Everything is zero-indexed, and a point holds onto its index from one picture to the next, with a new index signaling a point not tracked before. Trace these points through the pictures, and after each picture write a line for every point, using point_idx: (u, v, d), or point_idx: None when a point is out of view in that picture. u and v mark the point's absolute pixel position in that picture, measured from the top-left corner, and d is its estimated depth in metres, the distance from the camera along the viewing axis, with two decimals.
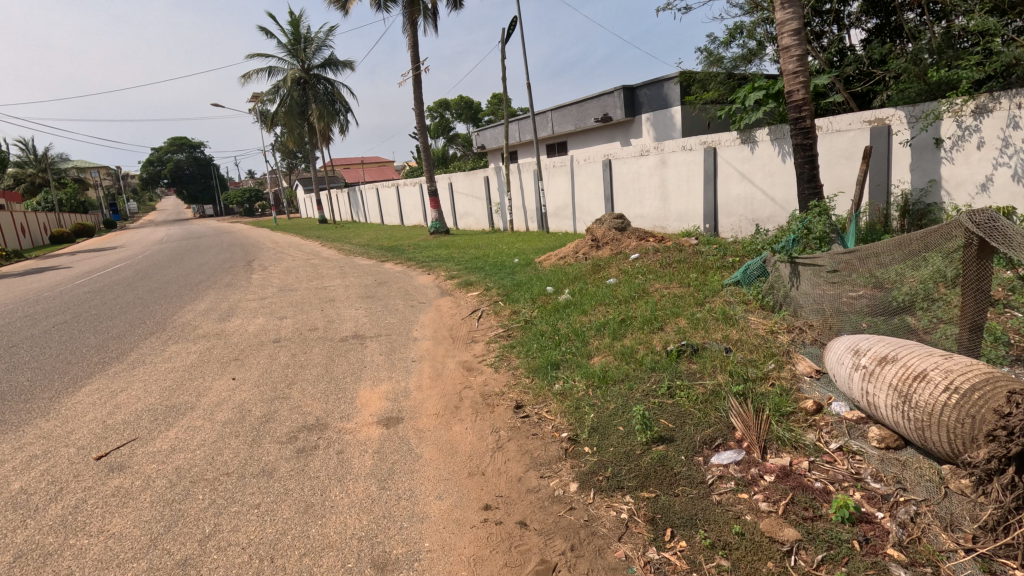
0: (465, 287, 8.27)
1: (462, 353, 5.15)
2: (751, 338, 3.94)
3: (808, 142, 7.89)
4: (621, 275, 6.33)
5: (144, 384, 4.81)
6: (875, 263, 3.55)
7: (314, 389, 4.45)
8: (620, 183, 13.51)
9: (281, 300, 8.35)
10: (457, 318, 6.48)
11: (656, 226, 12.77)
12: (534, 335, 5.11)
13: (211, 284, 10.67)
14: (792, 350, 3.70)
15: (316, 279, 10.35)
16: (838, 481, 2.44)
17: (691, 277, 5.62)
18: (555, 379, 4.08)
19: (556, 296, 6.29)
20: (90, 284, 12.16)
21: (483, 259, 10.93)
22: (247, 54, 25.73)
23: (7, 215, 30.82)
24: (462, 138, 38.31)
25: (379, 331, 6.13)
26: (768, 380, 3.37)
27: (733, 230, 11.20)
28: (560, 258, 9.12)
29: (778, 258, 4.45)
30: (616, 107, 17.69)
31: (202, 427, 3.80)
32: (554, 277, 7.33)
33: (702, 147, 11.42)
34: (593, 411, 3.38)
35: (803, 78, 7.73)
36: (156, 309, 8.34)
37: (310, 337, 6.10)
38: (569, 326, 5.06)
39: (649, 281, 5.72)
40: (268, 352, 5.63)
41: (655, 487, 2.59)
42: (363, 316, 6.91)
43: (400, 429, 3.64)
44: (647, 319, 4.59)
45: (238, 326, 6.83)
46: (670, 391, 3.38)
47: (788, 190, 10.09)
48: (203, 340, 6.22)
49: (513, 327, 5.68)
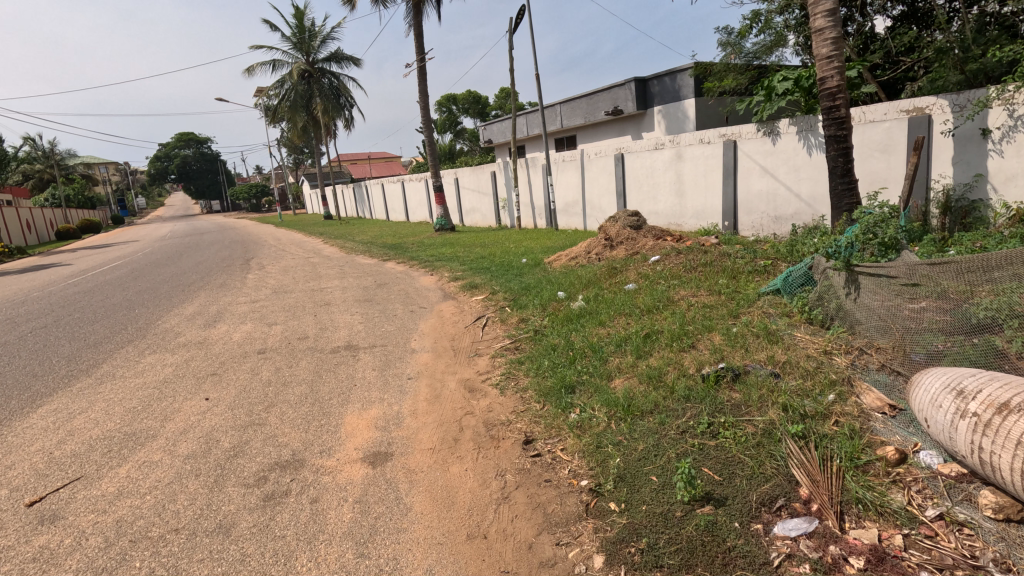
0: (470, 290, 7.69)
1: (464, 369, 4.58)
2: (801, 361, 3.34)
3: (842, 134, 7.26)
4: (640, 280, 5.73)
5: (107, 405, 4.28)
6: (982, 277, 3.07)
7: (295, 414, 3.89)
8: (633, 178, 12.89)
9: (273, 304, 7.82)
10: (460, 327, 5.92)
11: (671, 223, 12.16)
12: (545, 349, 4.55)
13: (204, 284, 10.15)
14: (855, 377, 3.08)
15: (313, 280, 9.82)
16: (947, 569, 1.89)
17: (722, 284, 5.01)
18: (569, 407, 3.52)
19: (569, 303, 5.69)
20: (82, 283, 11.69)
21: (489, 258, 10.36)
22: (252, 47, 25.21)
23: (12, 212, 30.48)
24: (469, 132, 37.66)
25: (374, 342, 5.57)
26: (830, 417, 2.77)
27: (753, 228, 10.56)
28: (571, 259, 8.53)
29: (830, 265, 3.80)
30: (627, 100, 16.99)
31: (160, 463, 3.25)
32: (566, 281, 6.73)
33: (721, 140, 10.75)
34: (618, 453, 2.81)
35: (838, 63, 7.08)
36: (142, 313, 7.83)
37: (298, 348, 5.55)
38: (585, 340, 4.48)
39: (674, 288, 5.12)
40: (250, 365, 5.08)
41: (706, 568, 2.03)
42: (359, 323, 6.36)
43: (388, 468, 3.08)
44: (675, 335, 4.00)
45: (223, 334, 6.29)
46: (712, 430, 2.79)
47: (815, 185, 9.43)
48: (183, 351, 5.69)
49: (521, 339, 5.12)
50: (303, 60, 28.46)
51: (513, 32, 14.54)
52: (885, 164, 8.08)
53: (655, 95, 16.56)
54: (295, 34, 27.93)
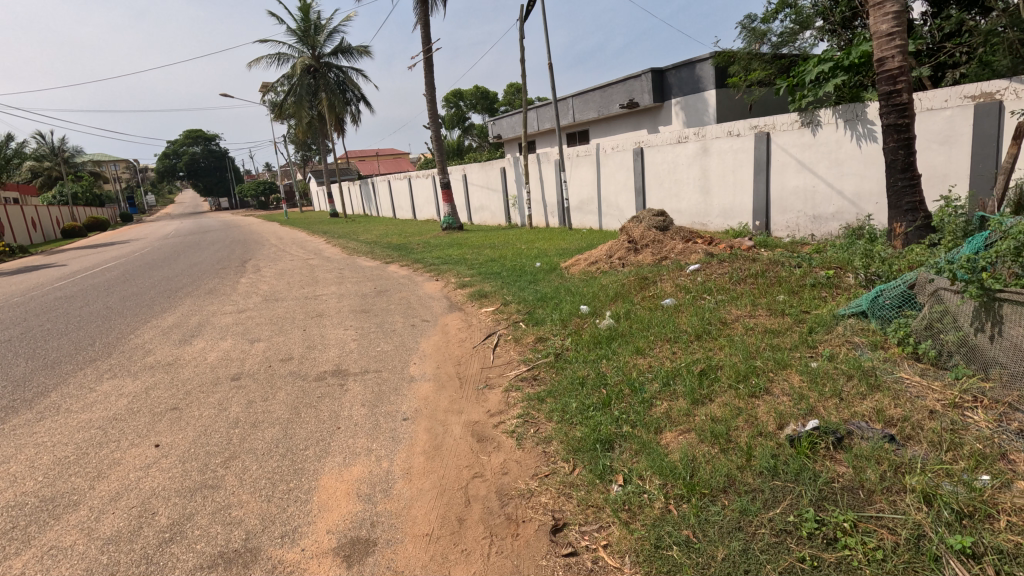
0: (478, 300, 6.86)
1: (471, 408, 3.77)
2: (926, 420, 2.47)
3: (904, 123, 6.34)
4: (679, 292, 4.86)
5: (35, 452, 3.50)
6: None
7: (260, 472, 3.09)
8: (653, 174, 12.00)
9: (261, 314, 7.04)
10: (468, 347, 5.09)
11: (696, 223, 11.29)
12: (571, 384, 3.71)
13: (192, 290, 9.39)
14: (1014, 451, 2.22)
15: (308, 286, 9.05)
16: None
17: (784, 302, 4.15)
18: (609, 474, 2.69)
19: (596, 321, 4.84)
20: (68, 287, 11.00)
21: (499, 262, 9.52)
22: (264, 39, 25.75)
23: (16, 210, 29.81)
24: (477, 128, 36.79)
25: (367, 366, 4.75)
26: (1001, 517, 1.91)
27: (788, 228, 9.65)
28: (590, 264, 7.67)
29: (949, 284, 2.94)
30: (643, 92, 16.09)
31: (70, 550, 2.47)
32: (588, 291, 5.88)
33: (753, 133, 9.84)
34: (692, 566, 2.00)
35: (900, 41, 6.16)
36: (117, 324, 7.07)
37: (277, 373, 4.76)
38: (620, 372, 3.64)
39: (723, 306, 4.27)
40: (219, 396, 4.29)
41: None
42: (352, 341, 5.55)
43: (368, 568, 2.28)
44: (740, 373, 3.15)
45: (197, 353, 5.51)
46: (826, 535, 1.97)
47: (860, 181, 8.52)
48: (147, 375, 4.91)
49: (540, 365, 4.29)
50: (309, 54, 27.65)
51: (524, 20, 13.69)
52: (944, 157, 7.16)
53: (672, 86, 15.62)
54: (300, 27, 27.10)
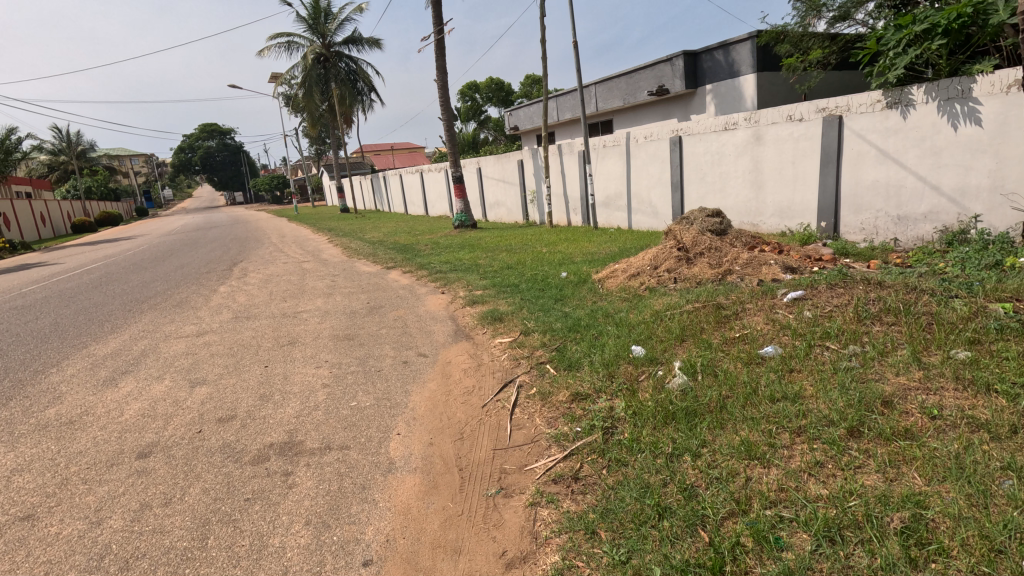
0: (492, 324, 5.40)
1: (475, 545, 2.31)
2: None
3: None
4: (780, 336, 3.33)
5: None
6: None
7: None
8: (693, 165, 10.41)
9: (223, 341, 5.63)
10: (475, 408, 3.61)
11: (745, 222, 9.71)
12: (642, 509, 2.21)
13: (160, 301, 8.05)
14: None
15: (293, 299, 7.63)
16: None
17: (975, 365, 2.60)
18: None
19: (659, 376, 3.34)
20: (31, 294, 9.72)
21: (517, 269, 8.02)
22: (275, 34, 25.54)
23: (24, 205, 29.00)
24: (493, 121, 35.27)
25: (331, 440, 3.29)
26: None
27: (863, 230, 8.02)
28: (630, 277, 6.12)
29: None
30: (674, 77, 14.41)
31: None
32: (637, 323, 4.36)
33: (820, 116, 8.20)
34: None
35: None
36: (48, 351, 5.71)
37: (204, 447, 3.33)
38: (729, 495, 2.15)
39: (869, 368, 2.76)
40: (102, 493, 2.87)
41: None
42: (322, 390, 4.11)
43: None
44: (991, 545, 1.65)
45: (116, 403, 4.11)
46: None
47: (963, 174, 6.84)
48: (31, 443, 3.52)
49: (583, 453, 2.79)
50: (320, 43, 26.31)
51: None
52: None
53: (706, 71, 13.94)
54: (311, 15, 25.72)
